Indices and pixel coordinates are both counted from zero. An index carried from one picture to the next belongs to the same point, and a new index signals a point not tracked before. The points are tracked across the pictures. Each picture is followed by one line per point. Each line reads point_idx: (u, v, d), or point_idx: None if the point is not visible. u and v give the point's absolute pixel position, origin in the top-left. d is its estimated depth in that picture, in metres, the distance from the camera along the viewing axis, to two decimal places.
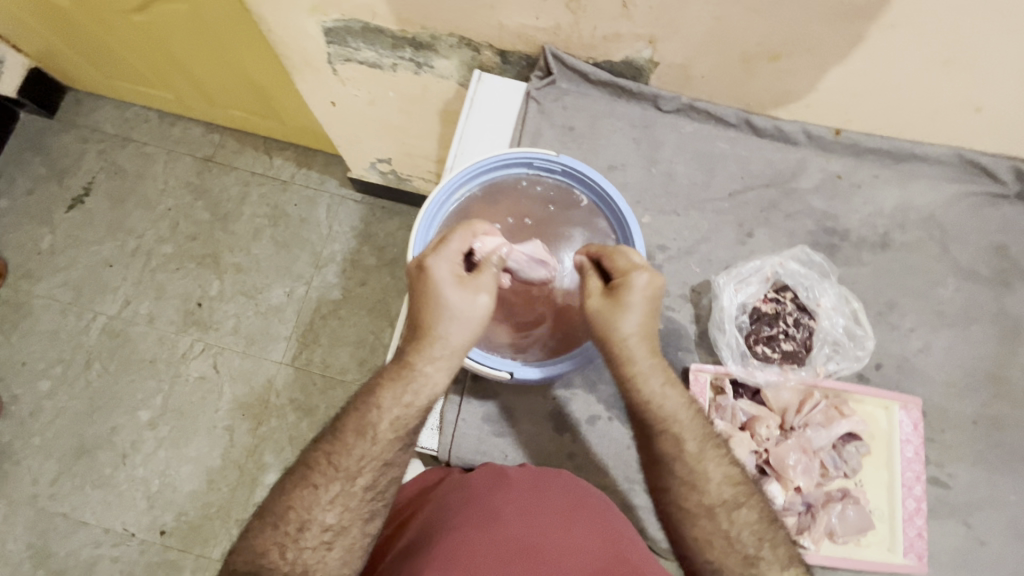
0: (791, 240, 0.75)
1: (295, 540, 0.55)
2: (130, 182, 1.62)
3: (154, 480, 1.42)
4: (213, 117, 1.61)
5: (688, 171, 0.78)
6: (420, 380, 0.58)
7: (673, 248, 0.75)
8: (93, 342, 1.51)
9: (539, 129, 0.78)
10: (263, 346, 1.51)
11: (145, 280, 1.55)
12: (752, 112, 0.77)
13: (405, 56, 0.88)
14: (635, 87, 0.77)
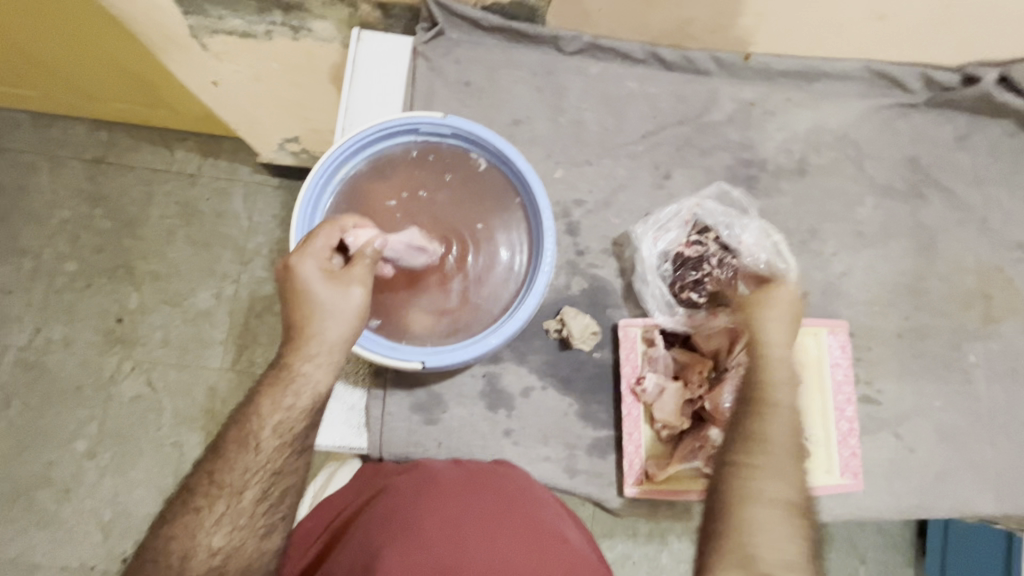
0: (710, 177, 0.73)
1: (182, 567, 0.56)
2: (13, 197, 1.45)
3: (104, 510, 1.35)
4: (94, 113, 1.44)
5: (598, 117, 0.73)
6: (300, 382, 0.56)
7: (590, 201, 0.71)
8: (6, 377, 1.39)
9: (432, 89, 0.72)
10: (198, 355, 1.42)
11: (52, 303, 1.42)
12: (657, 44, 0.72)
13: (277, 20, 0.79)
14: (530, 30, 0.71)
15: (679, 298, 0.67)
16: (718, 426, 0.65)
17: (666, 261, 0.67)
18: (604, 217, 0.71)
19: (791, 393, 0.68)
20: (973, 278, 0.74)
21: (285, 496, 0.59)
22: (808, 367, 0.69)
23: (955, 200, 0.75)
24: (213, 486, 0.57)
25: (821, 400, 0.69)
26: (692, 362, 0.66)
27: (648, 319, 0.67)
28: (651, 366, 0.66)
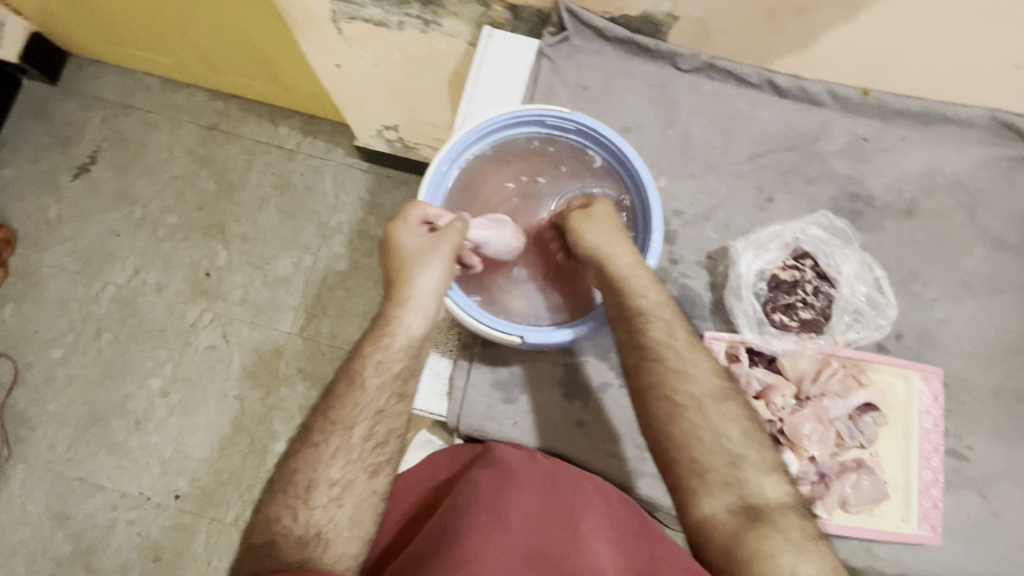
0: (813, 206, 0.73)
1: (306, 497, 0.60)
2: (134, 151, 1.60)
3: (166, 447, 1.44)
4: (216, 83, 1.58)
5: (706, 134, 0.75)
6: (395, 323, 0.64)
7: (690, 213, 0.73)
8: (102, 311, 1.51)
9: (551, 89, 0.76)
10: (271, 316, 1.51)
11: (152, 249, 1.55)
12: (774, 71, 0.74)
13: (412, 13, 0.85)
14: (652, 44, 0.73)
15: (770, 318, 0.67)
16: (794, 451, 0.65)
17: (762, 281, 0.68)
18: (702, 230, 0.72)
19: (874, 433, 0.66)
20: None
21: (392, 434, 0.64)
22: (894, 409, 0.67)
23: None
24: (327, 423, 0.63)
25: (904, 445, 0.67)
26: (775, 383, 0.66)
27: (734, 335, 0.68)
28: (732, 381, 0.66)
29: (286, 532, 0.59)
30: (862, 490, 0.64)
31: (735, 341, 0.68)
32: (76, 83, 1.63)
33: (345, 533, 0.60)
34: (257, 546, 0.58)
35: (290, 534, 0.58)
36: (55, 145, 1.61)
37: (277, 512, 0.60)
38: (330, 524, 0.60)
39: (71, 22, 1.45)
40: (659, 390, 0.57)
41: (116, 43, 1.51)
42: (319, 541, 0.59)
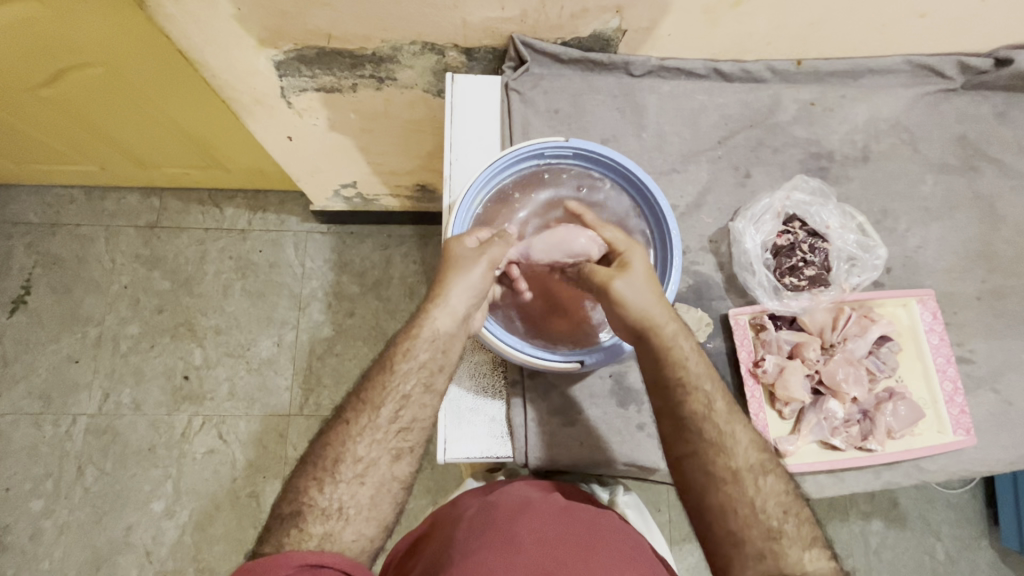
0: (786, 172, 0.80)
1: (332, 471, 0.61)
2: (73, 269, 1.50)
3: (186, 568, 1.34)
4: (148, 180, 1.50)
5: (676, 129, 0.80)
6: (427, 321, 0.65)
7: (682, 205, 0.79)
8: (79, 446, 1.40)
9: (525, 119, 0.78)
10: (265, 403, 1.44)
11: (119, 367, 1.45)
12: (718, 59, 0.80)
13: (365, 73, 0.85)
14: (606, 59, 0.78)
15: (782, 283, 0.75)
16: (837, 397, 0.71)
17: (766, 251, 0.76)
18: (697, 218, 0.78)
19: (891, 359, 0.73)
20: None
21: (421, 420, 0.64)
22: (903, 335, 0.75)
23: (1006, 171, 0.83)
24: (358, 403, 0.63)
25: (921, 364, 0.74)
26: (804, 340, 0.72)
27: (756, 306, 0.73)
28: (766, 348, 0.72)
29: (312, 503, 0.59)
30: (901, 416, 0.70)
31: (757, 311, 0.73)
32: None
33: (364, 514, 0.60)
34: (285, 516, 0.59)
35: (315, 505, 0.59)
36: None
37: (305, 485, 0.61)
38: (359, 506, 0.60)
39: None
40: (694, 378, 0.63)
41: (28, 161, 1.41)
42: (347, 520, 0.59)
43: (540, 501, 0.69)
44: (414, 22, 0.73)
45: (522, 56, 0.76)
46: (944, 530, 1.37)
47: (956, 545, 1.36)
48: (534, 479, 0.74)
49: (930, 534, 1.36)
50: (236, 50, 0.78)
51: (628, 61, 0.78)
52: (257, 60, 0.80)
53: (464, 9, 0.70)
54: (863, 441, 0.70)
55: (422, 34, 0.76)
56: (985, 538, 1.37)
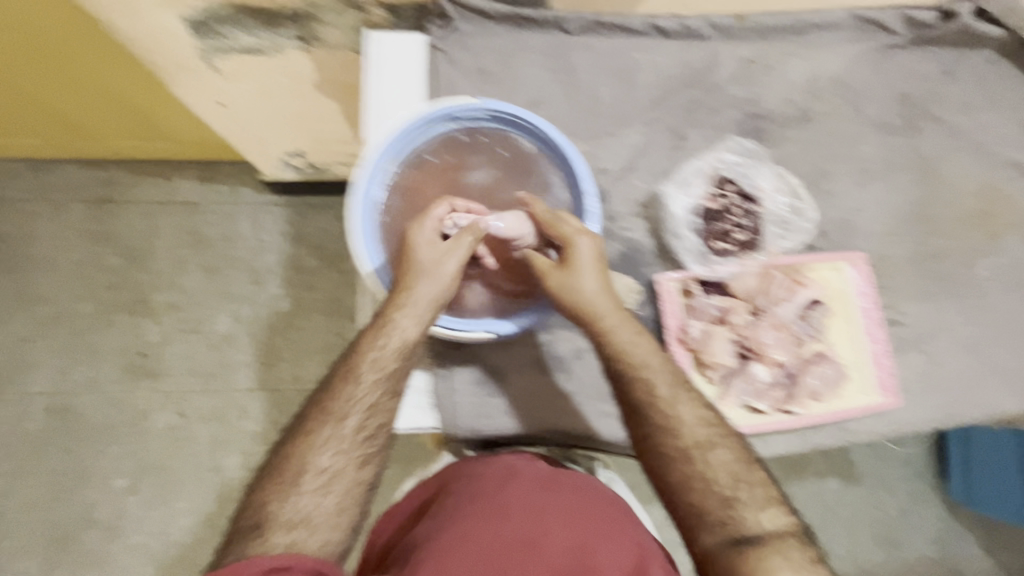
0: (723, 134, 0.79)
1: (295, 482, 0.62)
2: (20, 246, 1.45)
3: (153, 542, 1.36)
4: (89, 152, 1.43)
5: (612, 90, 0.78)
6: (392, 326, 0.67)
7: (614, 169, 0.78)
8: (37, 425, 1.39)
9: (451, 80, 0.75)
10: (226, 378, 1.43)
11: (73, 345, 1.42)
12: (655, 15, 0.77)
13: (288, 33, 0.80)
14: (538, 14, 0.75)
15: (710, 249, 0.77)
16: (761, 361, 0.75)
17: (695, 216, 0.78)
18: (629, 182, 0.79)
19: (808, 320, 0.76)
20: (968, 197, 0.81)
21: (378, 423, 0.65)
22: (836, 298, 0.77)
23: (946, 125, 0.81)
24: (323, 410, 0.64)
25: (852, 327, 0.77)
26: (730, 306, 0.75)
27: (684, 273, 0.76)
28: (693, 315, 0.75)
29: (274, 517, 0.60)
30: (827, 377, 0.75)
31: (686, 276, 0.76)
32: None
33: (331, 521, 0.61)
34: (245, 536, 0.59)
35: (281, 515, 0.60)
36: None
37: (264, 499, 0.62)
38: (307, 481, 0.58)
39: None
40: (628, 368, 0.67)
41: None
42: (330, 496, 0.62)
43: (526, 469, 0.73)
44: None
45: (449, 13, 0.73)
46: (898, 486, 1.41)
47: (909, 499, 1.41)
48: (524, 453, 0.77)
49: (883, 490, 1.41)
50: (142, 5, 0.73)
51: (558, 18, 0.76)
52: (167, 18, 0.76)
53: None
54: (787, 404, 0.74)
55: None
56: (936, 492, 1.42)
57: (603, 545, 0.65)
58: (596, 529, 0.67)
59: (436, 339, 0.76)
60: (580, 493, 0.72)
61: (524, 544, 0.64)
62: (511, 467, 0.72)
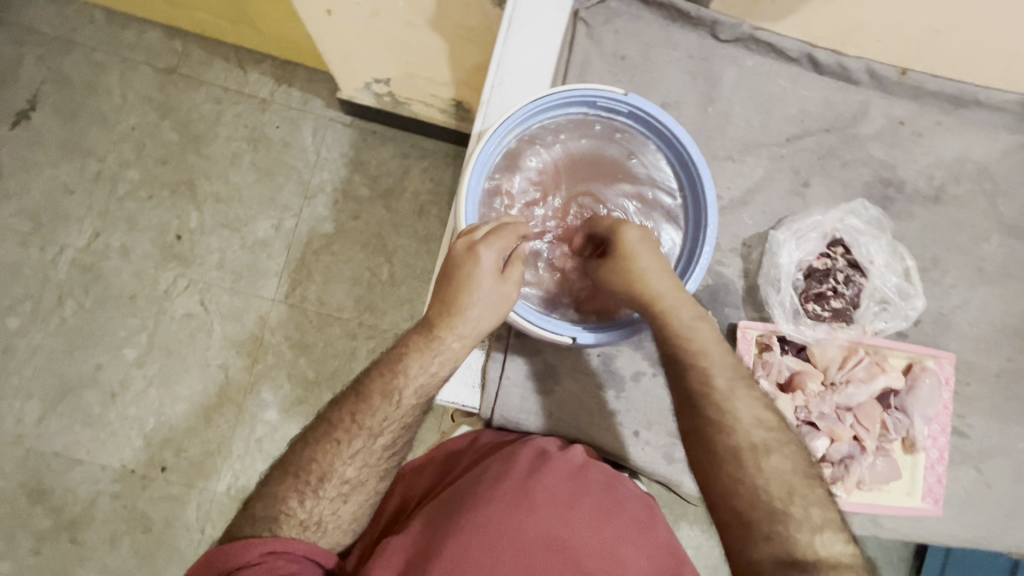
0: (1014, 256, 0.94)
1: (318, 487, 0.71)
2: (259, 106, 1.60)
3: (282, 390, 1.52)
4: (301, 37, 1.42)
5: (949, 189, 0.93)
6: (444, 352, 0.74)
7: (933, 252, 0.92)
8: (225, 256, 1.55)
9: (827, 137, 0.91)
10: (399, 279, 1.57)
11: (273, 200, 1.58)
12: (996, 145, 0.93)
13: (679, 24, 0.89)
14: (892, 86, 0.90)
15: None
16: None
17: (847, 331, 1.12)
18: (937, 270, 0.92)
19: (1008, 411, 0.93)
20: None
21: (411, 394, 0.73)
22: None
23: None
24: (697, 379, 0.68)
25: None
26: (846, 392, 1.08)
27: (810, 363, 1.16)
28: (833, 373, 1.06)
29: (291, 512, 0.70)
30: None
31: (941, 358, 0.90)
32: (180, 58, 1.60)
33: None
34: (255, 518, 0.69)
35: (293, 516, 0.70)
36: (166, 78, 1.59)
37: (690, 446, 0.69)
38: (738, 441, 0.66)
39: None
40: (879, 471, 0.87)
41: (200, 11, 1.46)
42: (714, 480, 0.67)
43: (558, 455, 0.79)
44: (765, 9, 0.84)
45: (826, 62, 0.89)
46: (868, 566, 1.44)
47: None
48: (552, 436, 0.84)
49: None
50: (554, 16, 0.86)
51: (876, 68, 0.89)
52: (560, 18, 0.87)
53: (806, 12, 0.82)
54: None
55: (761, 19, 0.87)
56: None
57: (587, 521, 0.74)
58: (607, 500, 0.77)
59: (776, 313, 0.85)
60: (606, 473, 0.80)
61: (539, 546, 0.72)
62: (542, 452, 0.79)
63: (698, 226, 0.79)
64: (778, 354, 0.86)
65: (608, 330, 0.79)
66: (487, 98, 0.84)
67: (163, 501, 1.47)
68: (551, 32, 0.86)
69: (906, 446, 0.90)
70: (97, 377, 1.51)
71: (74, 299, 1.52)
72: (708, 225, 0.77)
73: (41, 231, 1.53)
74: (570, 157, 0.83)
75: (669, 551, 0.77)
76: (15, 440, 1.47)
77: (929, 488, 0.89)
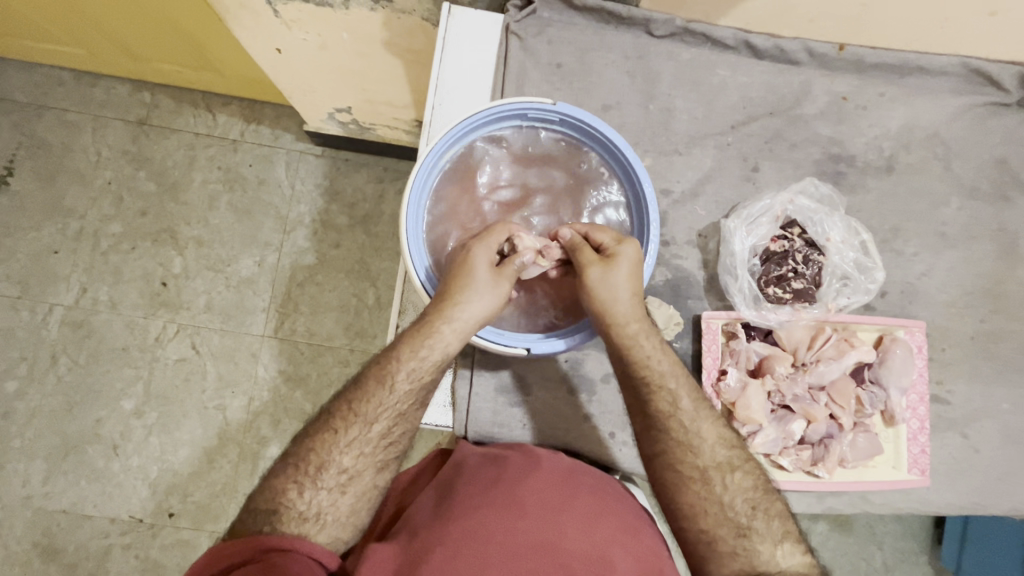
0: (976, 217, 0.94)
1: (316, 478, 0.67)
2: (230, 148, 1.62)
3: (279, 425, 1.52)
4: (258, 75, 1.43)
5: (902, 157, 0.93)
6: (437, 338, 0.71)
7: (892, 221, 0.92)
8: (211, 298, 1.57)
9: (772, 120, 0.91)
10: (383, 302, 1.58)
11: (252, 237, 1.60)
12: (945, 109, 0.93)
13: (611, 27, 0.90)
14: (830, 62, 0.91)
15: None
16: None
17: None
18: (898, 239, 0.92)
19: (988, 372, 0.93)
20: None
21: (405, 377, 0.71)
22: None
23: None
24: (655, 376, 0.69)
25: None
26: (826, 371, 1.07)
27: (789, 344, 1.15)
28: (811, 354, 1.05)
29: (290, 505, 0.65)
30: None
31: (912, 327, 0.89)
32: (149, 109, 1.63)
33: None
34: (257, 509, 0.65)
35: (293, 508, 0.65)
36: (137, 130, 1.62)
37: (656, 443, 0.70)
38: None
39: (53, 11, 1.29)
40: (860, 448, 0.86)
41: (159, 61, 1.49)
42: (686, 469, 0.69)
43: (546, 460, 0.78)
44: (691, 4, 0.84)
45: (762, 46, 0.89)
46: (886, 541, 1.42)
47: (895, 555, 1.42)
48: (553, 449, 0.83)
49: (870, 541, 1.42)
50: (485, 34, 0.88)
51: (813, 46, 0.89)
52: (492, 35, 0.88)
53: (731, 4, 0.83)
54: None
55: (690, 13, 0.87)
56: (924, 554, 1.42)
57: (576, 522, 0.70)
58: (601, 504, 0.74)
59: (737, 301, 0.86)
60: (595, 479, 0.78)
61: (539, 548, 0.67)
62: (531, 455, 0.79)
63: (641, 240, 0.81)
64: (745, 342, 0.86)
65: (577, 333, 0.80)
66: (428, 117, 0.86)
67: (174, 547, 1.48)
68: (484, 47, 0.87)
69: (888, 419, 0.89)
70: (98, 431, 1.52)
71: (69, 356, 1.54)
72: (650, 223, 0.79)
73: (30, 291, 1.56)
74: (517, 170, 0.85)
75: (662, 558, 0.71)
76: (23, 501, 1.49)
77: (914, 459, 0.88)
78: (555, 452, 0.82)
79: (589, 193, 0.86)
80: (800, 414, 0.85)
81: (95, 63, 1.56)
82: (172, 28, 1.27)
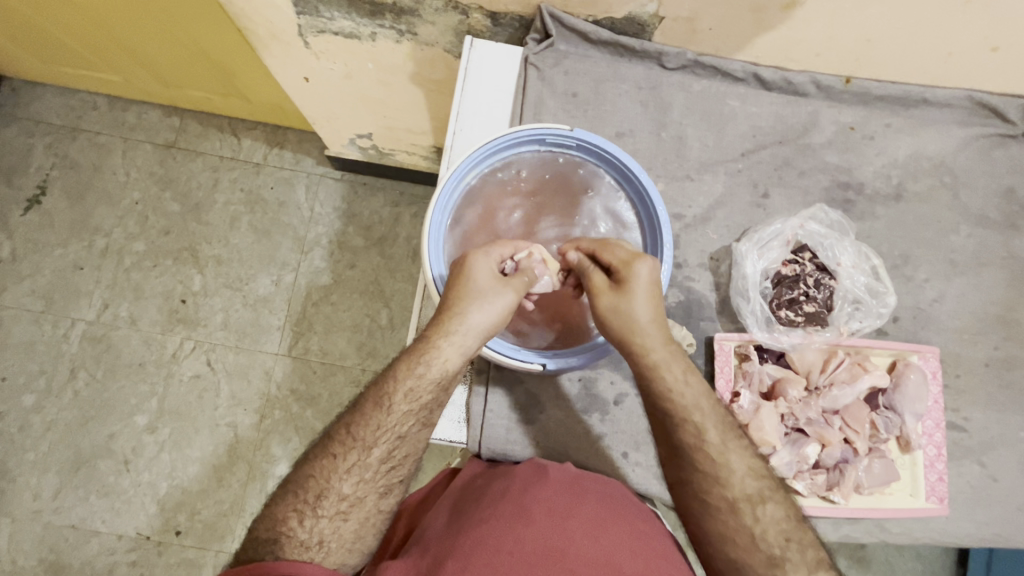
0: (986, 245, 0.95)
1: (315, 504, 0.67)
2: (252, 171, 1.68)
3: (289, 444, 1.53)
4: (278, 99, 1.49)
5: (908, 185, 0.95)
6: (435, 353, 0.71)
7: (902, 248, 0.94)
8: (228, 316, 1.61)
9: (780, 150, 0.94)
10: (396, 324, 1.61)
11: (270, 257, 1.64)
12: (951, 140, 0.95)
13: (623, 59, 0.93)
14: (836, 94, 0.93)
15: None
16: None
17: None
18: (909, 267, 0.94)
19: (1004, 401, 0.92)
20: None
21: (402, 397, 0.70)
22: None
23: None
24: (671, 394, 0.71)
25: None
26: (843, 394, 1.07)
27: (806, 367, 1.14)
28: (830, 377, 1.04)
29: (291, 533, 0.66)
30: None
31: (925, 352, 0.89)
32: (177, 133, 1.70)
33: None
34: (258, 539, 0.66)
35: (293, 537, 0.65)
36: (165, 153, 1.69)
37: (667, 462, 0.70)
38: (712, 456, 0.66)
39: (92, 39, 1.37)
40: (877, 473, 0.86)
41: (186, 88, 1.56)
42: (699, 485, 0.70)
43: (554, 470, 0.79)
44: (704, 36, 0.87)
45: (769, 80, 0.93)
46: None
47: None
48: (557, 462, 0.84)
49: None
50: (504, 63, 0.92)
51: (821, 79, 0.92)
52: (511, 65, 0.92)
53: (741, 38, 0.86)
54: None
55: (701, 46, 0.90)
56: None
57: (583, 530, 0.70)
58: (610, 513, 0.74)
59: (749, 323, 0.87)
60: (604, 490, 0.79)
61: (547, 556, 0.66)
62: (538, 468, 0.79)
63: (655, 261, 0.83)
64: (760, 365, 0.87)
65: (570, 356, 0.81)
66: (450, 144, 0.91)
67: (179, 565, 1.47)
68: (503, 78, 0.92)
69: (905, 445, 0.88)
70: (111, 445, 1.54)
71: (87, 370, 1.57)
72: (664, 245, 0.81)
73: (53, 306, 1.60)
74: (521, 193, 0.88)
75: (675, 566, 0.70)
76: (33, 514, 1.49)
77: (931, 487, 0.87)
78: (562, 465, 0.82)
79: (602, 216, 0.88)
80: (814, 439, 0.86)
81: (129, 89, 1.64)
82: (199, 54, 1.33)
